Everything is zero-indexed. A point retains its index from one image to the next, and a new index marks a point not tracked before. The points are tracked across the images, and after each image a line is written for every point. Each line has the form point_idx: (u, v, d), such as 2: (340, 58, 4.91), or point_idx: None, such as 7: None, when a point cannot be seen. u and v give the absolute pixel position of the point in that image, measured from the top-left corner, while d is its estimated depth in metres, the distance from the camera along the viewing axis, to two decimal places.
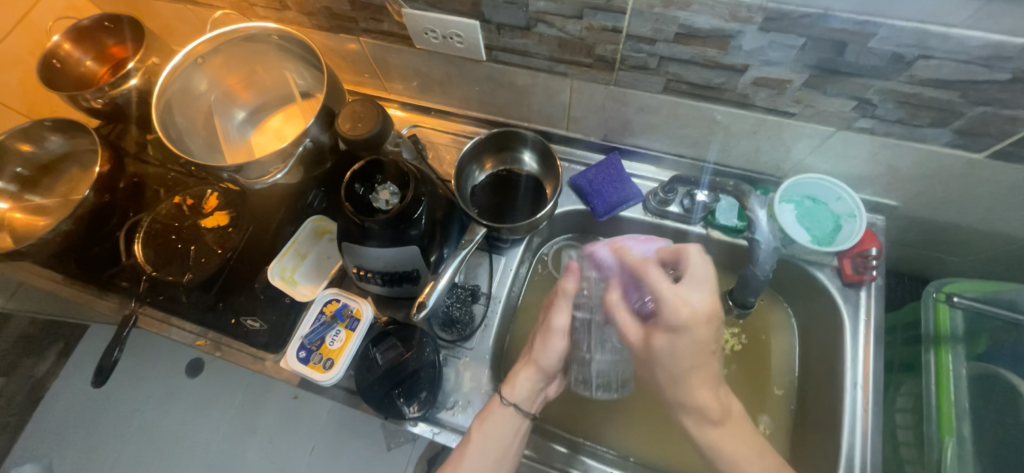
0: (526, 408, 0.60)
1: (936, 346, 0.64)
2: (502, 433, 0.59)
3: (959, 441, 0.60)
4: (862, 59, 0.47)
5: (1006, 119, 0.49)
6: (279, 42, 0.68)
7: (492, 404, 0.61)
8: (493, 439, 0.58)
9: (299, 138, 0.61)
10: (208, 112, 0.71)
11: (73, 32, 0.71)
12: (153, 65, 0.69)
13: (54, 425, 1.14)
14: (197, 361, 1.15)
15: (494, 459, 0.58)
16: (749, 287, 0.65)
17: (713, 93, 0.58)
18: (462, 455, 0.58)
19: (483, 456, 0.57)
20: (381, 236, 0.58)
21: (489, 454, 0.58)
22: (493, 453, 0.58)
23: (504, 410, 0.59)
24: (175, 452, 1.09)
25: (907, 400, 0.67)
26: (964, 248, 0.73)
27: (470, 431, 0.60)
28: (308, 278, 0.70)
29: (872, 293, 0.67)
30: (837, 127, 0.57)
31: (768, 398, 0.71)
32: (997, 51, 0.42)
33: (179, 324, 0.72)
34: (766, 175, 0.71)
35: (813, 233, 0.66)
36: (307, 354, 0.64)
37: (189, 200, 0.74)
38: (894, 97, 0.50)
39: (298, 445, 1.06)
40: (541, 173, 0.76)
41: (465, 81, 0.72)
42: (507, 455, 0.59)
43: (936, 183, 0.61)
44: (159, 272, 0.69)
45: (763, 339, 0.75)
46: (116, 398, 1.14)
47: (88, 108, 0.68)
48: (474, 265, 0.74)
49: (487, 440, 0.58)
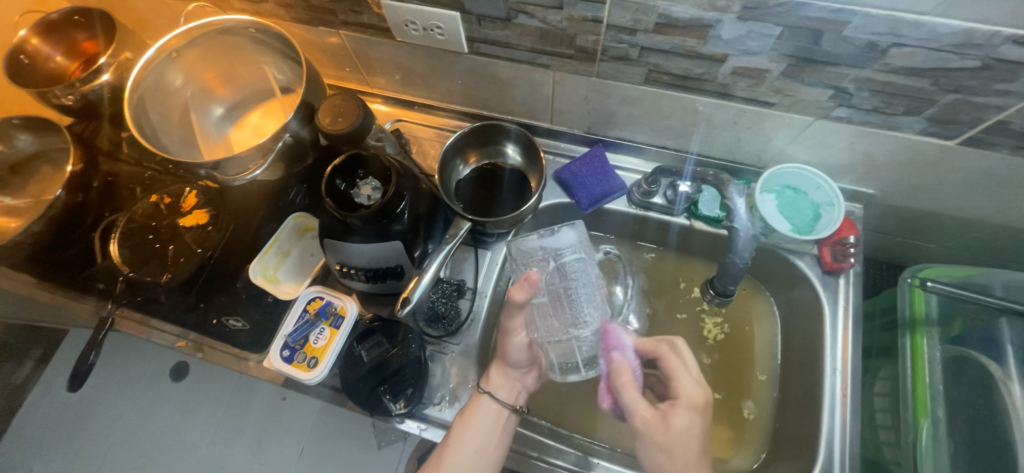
0: (505, 397, 0.61)
1: (912, 330, 0.66)
2: (483, 424, 0.59)
3: (934, 422, 0.62)
4: (838, 48, 0.48)
5: (977, 106, 0.50)
6: (256, 35, 0.67)
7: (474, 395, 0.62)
8: (473, 429, 0.58)
9: (278, 133, 0.60)
10: (184, 108, 0.70)
11: (41, 27, 0.68)
12: (126, 59, 0.67)
13: (33, 433, 1.11)
14: (182, 364, 1.13)
15: (474, 449, 0.57)
16: (728, 275, 0.66)
17: (694, 84, 0.58)
18: (443, 450, 0.58)
19: (462, 447, 0.57)
20: (363, 232, 0.58)
21: (469, 445, 0.57)
22: (474, 443, 0.57)
23: (482, 398, 0.60)
24: (160, 457, 1.07)
25: (885, 385, 0.69)
26: (939, 236, 0.75)
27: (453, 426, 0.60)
28: (291, 277, 0.69)
29: (851, 280, 0.68)
30: (815, 116, 0.58)
31: (752, 384, 0.72)
32: (967, 38, 0.43)
33: (160, 326, 0.71)
34: (749, 166, 0.71)
35: (794, 222, 0.67)
36: (291, 353, 0.63)
37: (166, 198, 0.73)
38: (869, 86, 0.51)
39: (287, 446, 1.05)
40: (525, 166, 0.76)
41: (447, 74, 0.71)
42: (488, 447, 0.58)
43: (912, 171, 0.63)
44: (136, 273, 0.68)
45: (746, 329, 0.76)
46: (98, 403, 1.12)
47: (58, 105, 0.66)
48: (459, 260, 0.73)
49: (466, 429, 0.58)
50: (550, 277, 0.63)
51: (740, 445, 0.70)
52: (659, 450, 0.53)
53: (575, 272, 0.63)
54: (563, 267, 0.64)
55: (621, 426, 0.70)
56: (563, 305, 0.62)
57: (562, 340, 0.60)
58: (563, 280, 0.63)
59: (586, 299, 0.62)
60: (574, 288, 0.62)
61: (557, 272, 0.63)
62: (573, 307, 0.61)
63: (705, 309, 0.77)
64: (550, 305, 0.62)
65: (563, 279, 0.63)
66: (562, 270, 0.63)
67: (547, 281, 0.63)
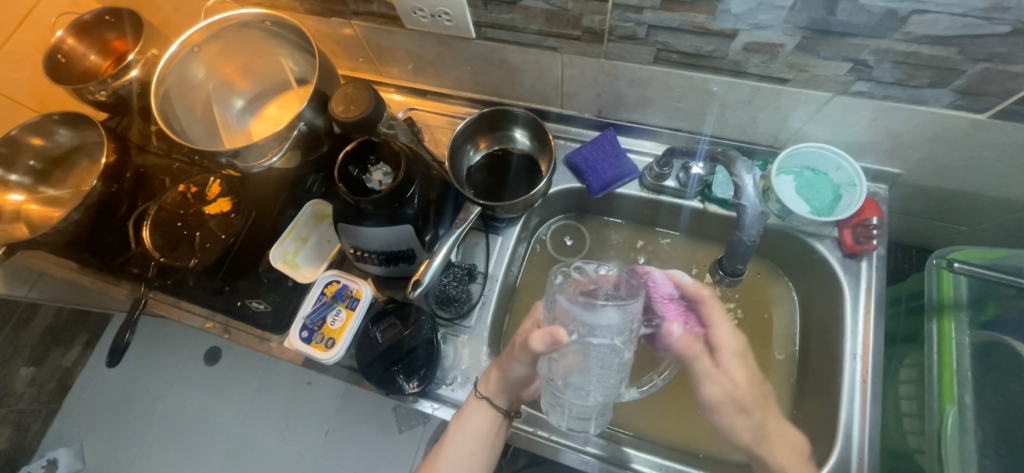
0: (500, 404, 0.60)
1: (938, 315, 0.63)
2: (479, 426, 0.60)
3: (961, 409, 0.60)
4: (854, 17, 0.46)
5: (1009, 75, 0.47)
6: (272, 28, 0.69)
7: (469, 399, 0.62)
8: (467, 430, 0.60)
9: (294, 122, 0.62)
10: (208, 101, 0.73)
11: (76, 27, 0.72)
12: (153, 56, 0.70)
13: (83, 412, 1.19)
14: (215, 349, 1.19)
15: (469, 450, 0.59)
16: (737, 255, 0.65)
17: (704, 62, 0.57)
18: (440, 448, 0.60)
19: (457, 448, 0.59)
20: (376, 216, 0.59)
21: (467, 444, 0.59)
22: (470, 446, 0.59)
23: (477, 403, 0.61)
24: (197, 436, 1.13)
25: (910, 372, 0.67)
26: (973, 218, 0.71)
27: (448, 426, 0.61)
28: (309, 261, 0.72)
29: (873, 264, 0.66)
30: (834, 91, 0.56)
31: (770, 364, 0.71)
32: (995, 2, 0.41)
33: (189, 309, 0.74)
34: (764, 146, 0.69)
35: (813, 204, 0.65)
36: (310, 334, 0.66)
37: (193, 187, 0.77)
38: (890, 57, 0.49)
39: (312, 428, 1.09)
40: (534, 151, 0.76)
41: (456, 61, 0.72)
42: (484, 447, 0.60)
43: (941, 147, 0.59)
44: (166, 258, 0.72)
45: (766, 316, 0.74)
46: (141, 384, 1.19)
47: (93, 101, 0.70)
48: (471, 245, 0.75)
49: (462, 431, 0.60)
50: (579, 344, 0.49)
51: None
52: (741, 413, 0.52)
53: (596, 353, 0.49)
54: (588, 349, 0.49)
55: (632, 411, 0.70)
56: (556, 371, 0.52)
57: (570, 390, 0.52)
58: (586, 355, 0.50)
59: (597, 374, 0.50)
60: (585, 368, 0.50)
61: (584, 344, 0.49)
62: (579, 382, 0.51)
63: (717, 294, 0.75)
64: (570, 362, 0.51)
65: (583, 353, 0.50)
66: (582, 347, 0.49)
67: (568, 356, 0.51)
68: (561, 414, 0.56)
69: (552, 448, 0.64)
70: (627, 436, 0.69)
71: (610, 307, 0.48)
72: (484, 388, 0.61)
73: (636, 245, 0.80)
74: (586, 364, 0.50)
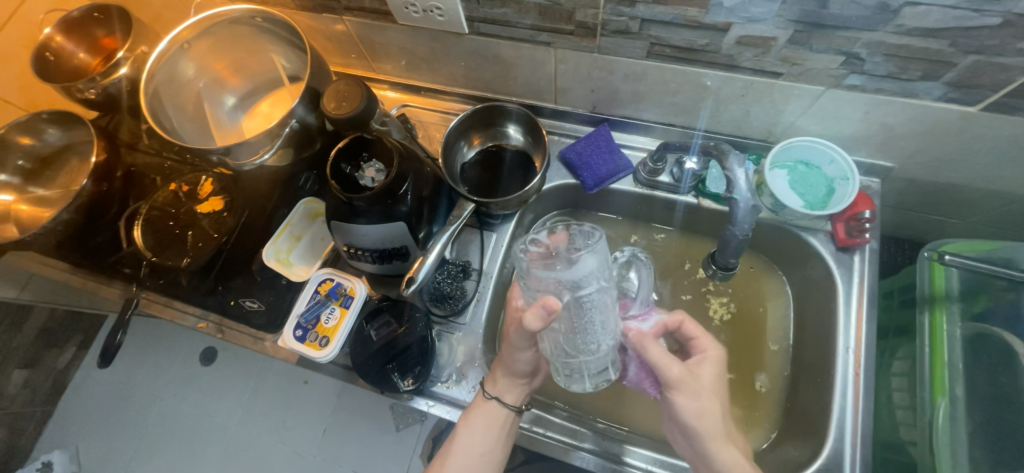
0: (511, 402, 0.60)
1: (930, 307, 0.64)
2: (488, 427, 0.60)
3: (952, 401, 0.60)
4: (846, 10, 0.46)
5: (1000, 68, 0.47)
6: (263, 24, 0.68)
7: (478, 399, 0.61)
8: (479, 431, 0.59)
9: (285, 118, 0.62)
10: (198, 98, 0.72)
11: (63, 25, 0.71)
12: (143, 53, 0.70)
13: (77, 413, 1.18)
14: (210, 349, 1.19)
15: (478, 453, 0.59)
16: (729, 249, 0.65)
17: (697, 56, 0.57)
18: (450, 449, 0.59)
19: (466, 450, 0.59)
20: (369, 213, 0.58)
21: (480, 444, 0.59)
22: (480, 447, 0.59)
23: (488, 404, 0.60)
24: (193, 437, 1.13)
25: (903, 365, 0.67)
26: (964, 211, 0.72)
27: (456, 427, 0.61)
28: (303, 260, 0.71)
29: (866, 257, 0.66)
30: (826, 85, 0.56)
31: (764, 356, 0.72)
32: None
33: (182, 308, 0.73)
34: (757, 140, 0.69)
35: (806, 198, 0.65)
36: (304, 333, 0.65)
37: (184, 186, 0.76)
38: (882, 50, 0.49)
39: (309, 427, 1.09)
40: (528, 146, 0.76)
41: (450, 57, 0.71)
42: (493, 449, 0.60)
43: (933, 141, 0.60)
44: (158, 258, 0.71)
45: (760, 310, 0.74)
46: (136, 384, 1.19)
47: (82, 99, 0.69)
48: (465, 242, 0.74)
49: (474, 433, 0.59)
50: (574, 304, 0.52)
51: (753, 418, 0.69)
52: (694, 397, 0.54)
53: (591, 305, 0.52)
54: (581, 302, 0.52)
55: (628, 407, 0.70)
56: (557, 337, 0.56)
57: (587, 351, 0.55)
58: (581, 312, 0.52)
59: (601, 327, 0.54)
60: (587, 323, 0.53)
61: (578, 303, 0.52)
62: (586, 338, 0.54)
63: (711, 289, 0.76)
64: (566, 323, 0.54)
65: (580, 310, 0.52)
66: (577, 305, 0.52)
67: (563, 314, 0.53)
68: (583, 379, 0.58)
69: (546, 444, 0.64)
70: (622, 431, 0.69)
71: (585, 254, 0.51)
72: (492, 387, 0.61)
73: (630, 240, 0.80)
74: (585, 317, 0.53)
